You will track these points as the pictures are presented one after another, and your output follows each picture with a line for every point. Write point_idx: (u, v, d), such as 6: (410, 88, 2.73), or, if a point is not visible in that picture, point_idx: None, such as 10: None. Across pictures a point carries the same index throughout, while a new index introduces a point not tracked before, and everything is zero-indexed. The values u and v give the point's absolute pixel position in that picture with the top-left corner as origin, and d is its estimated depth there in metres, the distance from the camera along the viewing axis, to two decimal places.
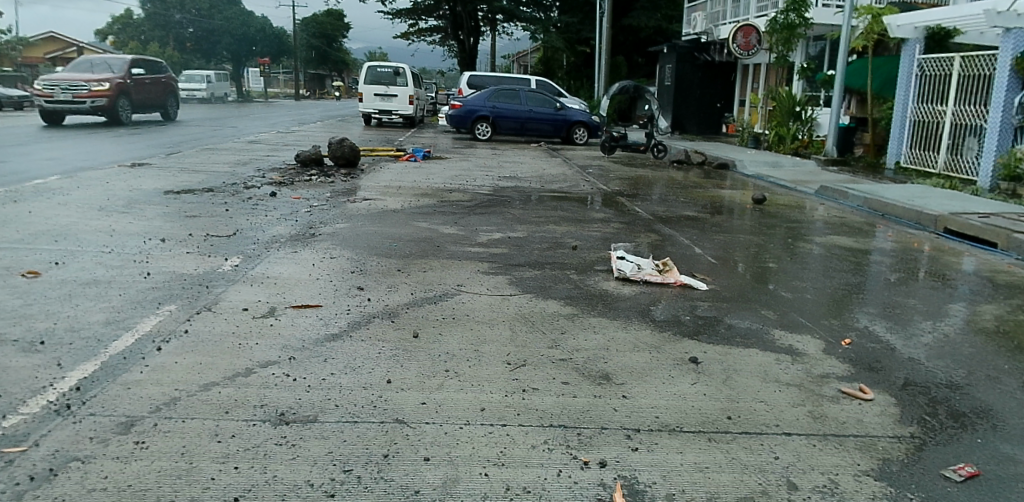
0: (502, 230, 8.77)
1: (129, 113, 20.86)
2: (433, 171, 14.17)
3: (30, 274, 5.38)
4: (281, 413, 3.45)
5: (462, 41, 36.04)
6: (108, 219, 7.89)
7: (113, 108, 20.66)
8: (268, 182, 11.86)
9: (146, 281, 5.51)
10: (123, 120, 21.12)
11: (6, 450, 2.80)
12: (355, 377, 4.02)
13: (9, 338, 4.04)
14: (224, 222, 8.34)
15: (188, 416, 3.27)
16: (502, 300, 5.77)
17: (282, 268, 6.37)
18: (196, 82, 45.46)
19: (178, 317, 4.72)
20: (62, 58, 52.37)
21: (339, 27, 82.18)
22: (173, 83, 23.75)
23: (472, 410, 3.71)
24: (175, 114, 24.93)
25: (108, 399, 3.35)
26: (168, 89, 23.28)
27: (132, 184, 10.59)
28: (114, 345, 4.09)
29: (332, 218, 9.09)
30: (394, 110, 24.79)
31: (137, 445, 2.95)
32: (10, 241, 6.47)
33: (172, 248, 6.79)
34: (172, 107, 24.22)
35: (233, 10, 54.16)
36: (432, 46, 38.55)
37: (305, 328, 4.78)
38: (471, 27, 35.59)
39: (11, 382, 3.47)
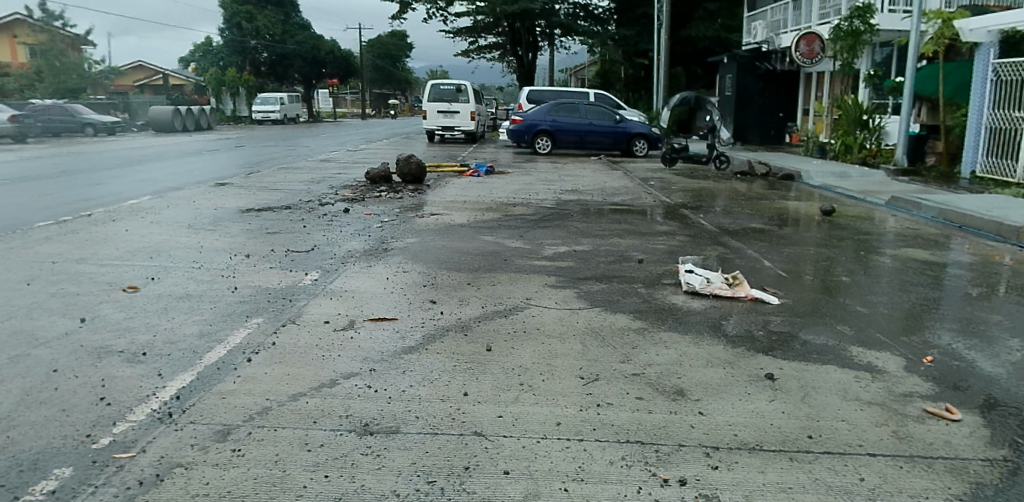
0: (567, 244, 8.77)
1: None
2: (495, 186, 14.29)
3: (130, 289, 5.70)
4: (366, 423, 3.53)
5: (521, 57, 36.42)
6: (196, 237, 8.27)
7: None
8: (341, 199, 12.21)
9: (234, 295, 5.75)
10: None
11: (116, 456, 2.95)
12: (431, 389, 4.08)
13: (115, 349, 4.28)
14: (302, 238, 8.64)
15: (280, 425, 3.39)
16: (571, 314, 5.77)
17: (359, 283, 6.55)
18: (270, 104, 47.03)
19: (265, 329, 4.91)
20: (150, 86, 55.56)
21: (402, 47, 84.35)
22: None
23: (547, 424, 3.72)
24: None
25: (206, 409, 3.51)
26: None
27: (216, 203, 11.09)
28: (208, 356, 4.28)
29: (402, 233, 9.29)
30: (456, 126, 25.11)
31: (234, 453, 3.07)
32: (109, 259, 6.85)
33: (256, 263, 7.09)
34: None
35: (304, 34, 56.33)
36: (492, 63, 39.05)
37: (381, 340, 4.89)
38: (528, 42, 35.80)
39: (118, 390, 3.67)
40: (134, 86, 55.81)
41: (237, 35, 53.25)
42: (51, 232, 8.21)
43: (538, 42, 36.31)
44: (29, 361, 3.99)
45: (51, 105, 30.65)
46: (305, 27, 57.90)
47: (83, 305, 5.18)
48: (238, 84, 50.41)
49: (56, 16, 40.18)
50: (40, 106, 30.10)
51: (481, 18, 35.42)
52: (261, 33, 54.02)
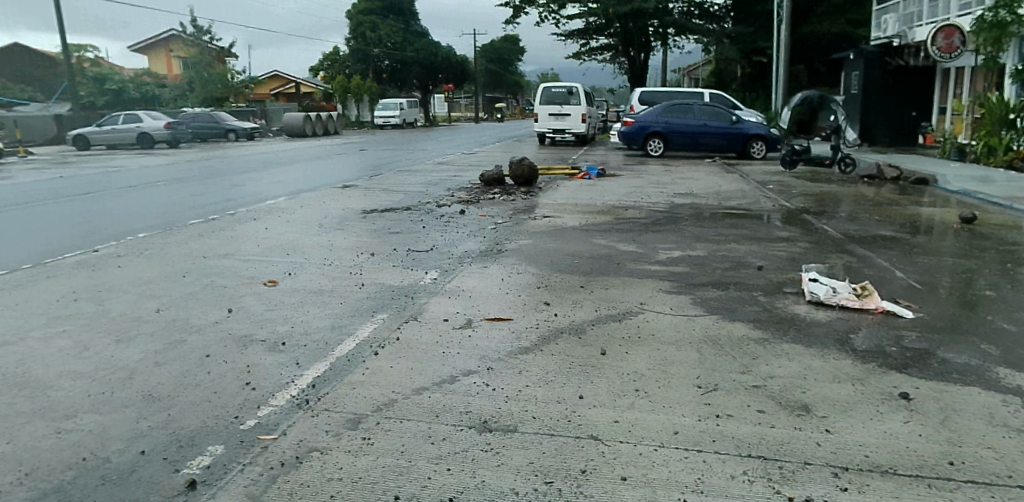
0: (681, 248, 8.57)
1: None
2: (606, 188, 14.19)
3: (270, 283, 6.12)
4: (485, 420, 3.61)
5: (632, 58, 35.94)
6: (326, 236, 8.74)
7: None
8: (456, 201, 12.53)
9: (361, 291, 6.06)
10: None
11: (260, 437, 3.18)
12: (547, 390, 4.10)
13: (258, 338, 4.62)
14: (421, 238, 8.96)
15: (405, 417, 3.53)
16: (687, 321, 5.63)
17: (477, 282, 6.70)
18: (391, 110, 49.09)
19: (390, 325, 5.13)
20: (283, 94, 59.45)
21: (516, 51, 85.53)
22: None
23: (665, 432, 3.65)
24: None
25: (338, 397, 3.71)
26: None
27: (343, 203, 11.71)
28: (339, 348, 4.53)
29: (515, 234, 9.41)
30: (567, 128, 25.13)
31: (365, 441, 3.23)
32: (251, 255, 7.37)
33: (381, 261, 7.41)
34: None
35: (423, 41, 58.21)
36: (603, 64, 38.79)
37: (498, 339, 4.98)
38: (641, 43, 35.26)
39: (262, 376, 3.95)
40: (270, 94, 59.86)
41: (362, 44, 55.99)
42: (202, 229, 8.96)
43: (651, 43, 35.69)
44: (185, 346, 4.37)
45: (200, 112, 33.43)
46: (424, 35, 59.86)
47: (230, 297, 5.62)
48: (362, 91, 52.93)
49: (204, 31, 43.74)
50: (191, 114, 32.89)
51: (593, 20, 35.16)
52: (384, 42, 56.37)
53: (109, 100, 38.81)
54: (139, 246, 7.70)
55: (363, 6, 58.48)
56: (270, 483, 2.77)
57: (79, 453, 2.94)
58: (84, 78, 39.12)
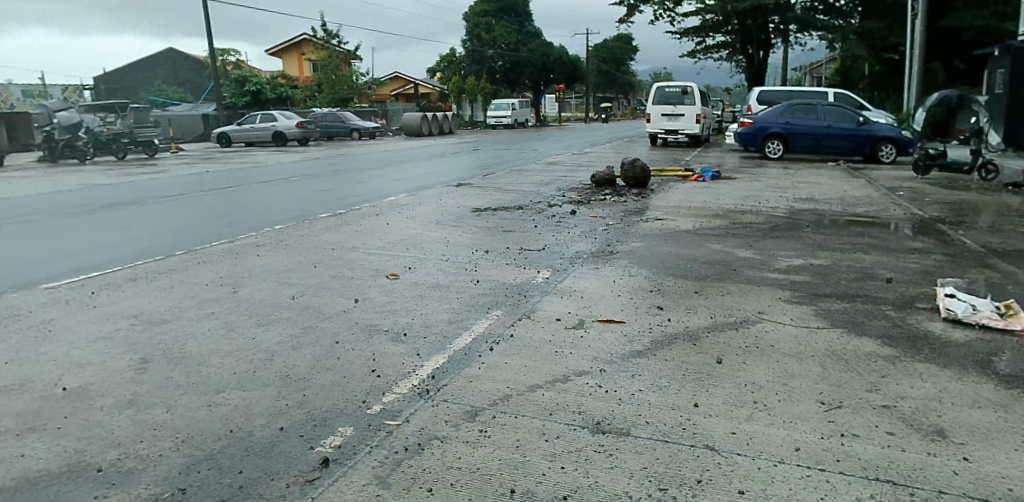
0: (802, 256, 8.19)
1: None
2: (721, 191, 13.75)
3: (392, 276, 6.40)
4: (598, 422, 3.62)
5: (751, 56, 34.47)
6: (442, 232, 9.03)
7: None
8: (568, 201, 12.56)
9: (477, 287, 6.23)
10: None
11: (386, 422, 3.34)
12: (662, 396, 4.05)
13: (382, 327, 4.86)
14: (534, 237, 9.06)
15: (520, 413, 3.60)
16: (810, 333, 5.38)
17: (589, 283, 6.70)
18: (503, 110, 49.79)
19: (504, 322, 5.24)
20: (403, 95, 61.78)
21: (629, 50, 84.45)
22: None
23: (785, 448, 3.51)
24: None
25: (456, 390, 3.83)
26: None
27: (459, 202, 12.01)
28: (457, 342, 4.68)
29: (627, 236, 9.32)
30: (681, 129, 24.54)
31: (481, 432, 3.33)
32: (375, 248, 7.73)
33: (495, 259, 7.56)
34: None
35: (536, 42, 58.55)
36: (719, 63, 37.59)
37: (611, 342, 4.96)
38: (760, 40, 33.83)
39: (386, 365, 4.15)
40: (391, 95, 62.36)
41: (478, 46, 57.22)
42: (331, 222, 9.48)
43: (771, 40, 34.06)
44: (318, 332, 4.66)
45: (328, 112, 35.26)
46: (538, 35, 60.22)
47: (356, 288, 5.93)
48: (476, 92, 53.96)
49: (332, 35, 46.10)
50: (320, 113, 34.75)
51: (710, 17, 34.09)
52: (498, 42, 57.14)
53: (248, 100, 41.80)
54: (277, 237, 8.25)
55: (479, 8, 59.51)
56: (395, 466, 2.91)
57: (227, 425, 3.20)
58: (228, 80, 42.33)
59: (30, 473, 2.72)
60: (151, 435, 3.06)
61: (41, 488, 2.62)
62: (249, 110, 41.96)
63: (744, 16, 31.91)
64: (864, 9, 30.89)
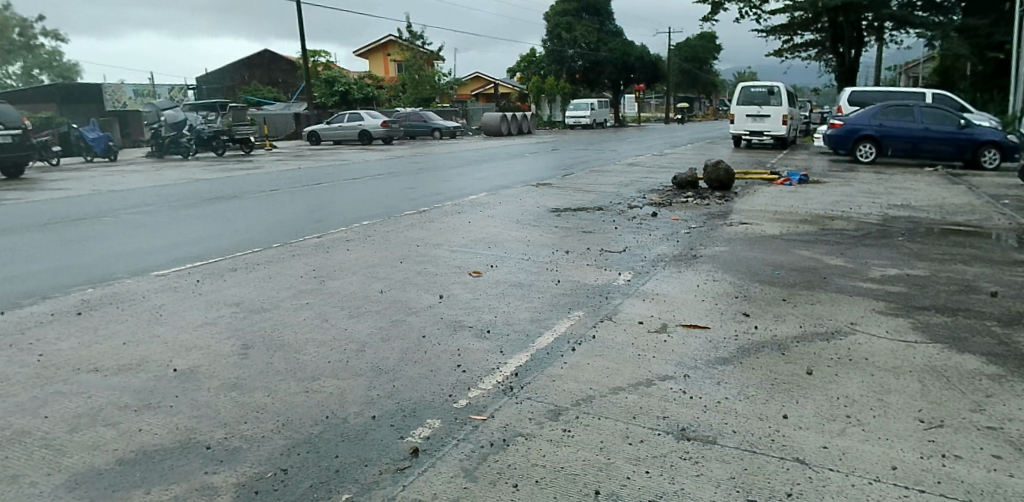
0: (897, 266, 7.79)
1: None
2: (809, 196, 13.25)
3: (475, 274, 6.49)
4: (683, 428, 3.56)
5: (841, 54, 32.89)
6: (523, 232, 9.07)
7: None
8: (648, 203, 12.39)
9: (558, 287, 6.24)
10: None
11: (471, 416, 3.40)
12: (749, 405, 3.95)
13: (466, 324, 4.94)
14: (614, 239, 8.97)
15: (604, 414, 3.59)
16: (907, 347, 5.11)
17: (671, 287, 6.59)
18: (582, 110, 49.63)
19: (586, 322, 5.22)
20: (484, 94, 62.44)
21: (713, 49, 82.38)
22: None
23: (881, 465, 3.35)
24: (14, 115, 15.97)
25: (538, 388, 3.85)
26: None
27: (538, 201, 12.03)
28: (539, 341, 4.70)
29: (711, 240, 9.11)
30: (766, 131, 23.74)
31: (565, 432, 3.33)
32: (458, 246, 7.86)
33: (575, 259, 7.55)
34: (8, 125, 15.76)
35: (617, 41, 57.94)
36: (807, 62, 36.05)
37: (695, 347, 4.87)
38: (851, 38, 32.13)
39: (471, 360, 4.22)
40: (471, 94, 63.14)
41: (558, 45, 57.11)
42: (414, 219, 9.69)
43: (863, 38, 32.19)
44: (406, 325, 4.79)
45: (411, 112, 36.04)
46: (620, 35, 59.55)
47: (441, 284, 6.05)
48: (556, 92, 53.88)
49: (416, 36, 47.01)
50: (403, 113, 35.54)
51: (799, 14, 32.74)
52: (579, 42, 56.80)
53: (337, 100, 43.22)
54: (365, 232, 8.52)
55: (560, 7, 59.31)
56: (481, 460, 2.96)
57: (323, 411, 3.34)
58: (318, 81, 43.87)
59: (147, 447, 2.93)
60: (254, 417, 3.23)
61: (157, 462, 2.81)
62: (337, 110, 43.36)
63: (836, 13, 30.55)
64: (969, 4, 28.98)
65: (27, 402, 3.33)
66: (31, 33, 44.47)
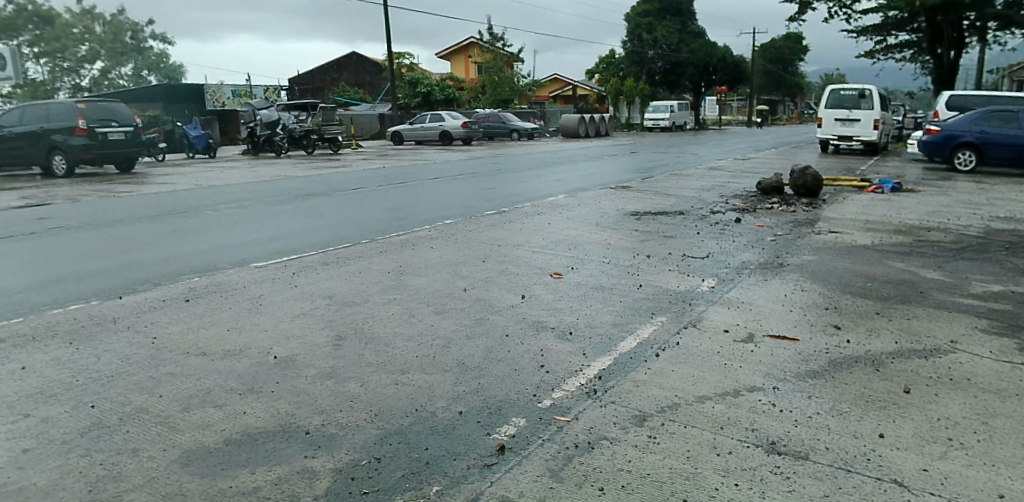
0: (1002, 282, 7.30)
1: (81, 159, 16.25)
2: (903, 205, 12.60)
3: (556, 275, 6.50)
4: (773, 442, 3.45)
5: (939, 55, 30.58)
6: (602, 235, 9.03)
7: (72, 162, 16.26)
8: (732, 208, 12.08)
9: (640, 292, 6.17)
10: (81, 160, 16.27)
11: (556, 417, 3.41)
12: (842, 421, 3.80)
13: (548, 325, 4.96)
14: (697, 244, 8.80)
15: (690, 423, 3.53)
16: (1014, 369, 4.78)
17: (757, 295, 6.41)
18: (661, 112, 48.91)
19: (670, 328, 5.15)
20: (562, 96, 62.40)
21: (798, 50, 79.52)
22: (101, 111, 16.53)
23: (987, 494, 3.15)
24: (126, 108, 17.03)
25: (622, 393, 3.83)
26: (105, 119, 16.57)
27: (618, 205, 11.93)
28: (621, 345, 4.66)
29: (798, 248, 8.81)
30: (855, 136, 22.70)
31: (651, 438, 3.30)
32: (539, 247, 7.90)
33: (657, 264, 7.45)
34: (120, 121, 16.84)
35: (699, 42, 56.65)
36: (901, 63, 34.26)
37: (784, 359, 4.71)
38: (951, 39, 29.89)
39: (553, 361, 4.23)
40: (549, 96, 63.20)
41: (638, 46, 56.39)
42: (495, 220, 9.77)
43: (964, 38, 30.02)
44: (489, 324, 4.85)
45: (490, 113, 36.44)
46: (702, 36, 58.25)
47: (523, 284, 6.10)
48: (635, 94, 53.22)
49: (497, 38, 47.44)
50: (483, 114, 35.94)
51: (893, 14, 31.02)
52: (659, 43, 55.90)
53: (420, 101, 44.14)
54: (447, 231, 8.67)
55: (641, 8, 58.52)
56: (567, 461, 2.97)
57: (413, 404, 3.42)
58: (402, 82, 45.01)
59: (252, 428, 3.08)
60: (348, 406, 3.35)
61: (262, 443, 2.96)
62: (420, 110, 44.37)
63: (934, 12, 28.74)
64: None
65: (145, 381, 3.57)
66: (141, 35, 48.09)
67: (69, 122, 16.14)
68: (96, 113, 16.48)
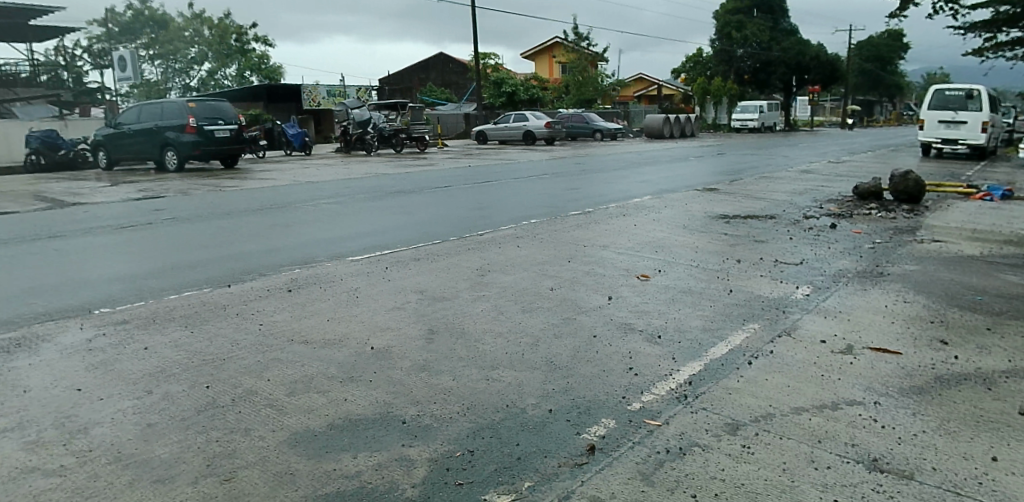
0: None
1: (190, 155, 17.23)
2: (1015, 214, 11.75)
3: (643, 277, 6.43)
4: (875, 458, 3.27)
5: None
6: (689, 237, 8.86)
7: (181, 158, 17.27)
8: (826, 213, 11.60)
9: (731, 297, 6.02)
10: (190, 156, 17.25)
11: (646, 421, 3.38)
12: (953, 440, 3.54)
13: (636, 327, 4.91)
14: (789, 250, 8.50)
15: (786, 435, 3.41)
16: None
17: (855, 305, 6.13)
18: (750, 113, 47.45)
19: (763, 336, 4.99)
20: (646, 95, 61.53)
21: (898, 47, 75.35)
22: (210, 110, 17.55)
23: None
24: (232, 109, 18.00)
25: (715, 400, 3.75)
26: (213, 118, 17.56)
27: (706, 207, 11.66)
28: (712, 351, 4.57)
29: (900, 257, 8.36)
30: (961, 139, 21.27)
31: (744, 448, 3.21)
32: (625, 248, 7.82)
33: (748, 269, 7.24)
34: (226, 120, 17.81)
35: (791, 39, 54.42)
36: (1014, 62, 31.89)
37: (886, 373, 4.47)
38: None
39: (642, 364, 4.20)
40: (633, 95, 62.42)
41: (726, 44, 54.82)
42: (580, 220, 9.74)
43: None
44: (577, 324, 4.85)
45: (573, 113, 36.46)
46: (795, 34, 56.03)
47: (610, 285, 6.06)
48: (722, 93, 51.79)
49: (581, 37, 47.12)
50: (565, 115, 36.10)
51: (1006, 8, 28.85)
52: (749, 41, 54.16)
53: (504, 101, 44.53)
54: (533, 230, 8.71)
55: (730, 5, 56.80)
56: (658, 466, 2.93)
57: (504, 400, 3.47)
58: (487, 82, 45.49)
59: (353, 415, 3.20)
60: (441, 398, 3.43)
61: (361, 429, 3.07)
62: (504, 110, 44.70)
63: None
64: None
65: (253, 365, 3.77)
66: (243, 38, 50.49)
67: (180, 121, 17.18)
68: (205, 112, 17.48)
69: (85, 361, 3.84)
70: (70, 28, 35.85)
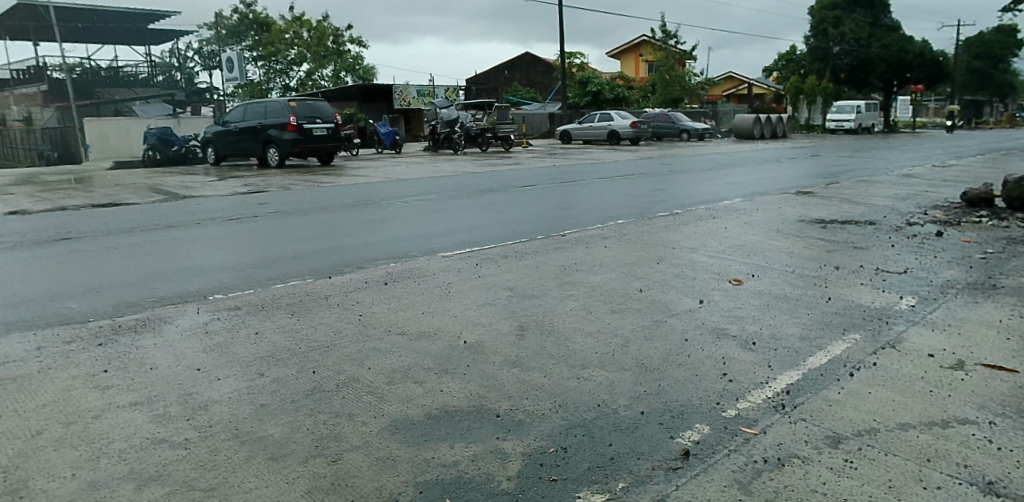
0: None
1: (289, 153, 18.02)
2: None
3: (735, 282, 6.27)
4: (991, 481, 3.04)
5: None
6: (782, 241, 8.59)
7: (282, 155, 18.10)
8: (931, 220, 10.96)
9: (829, 305, 5.79)
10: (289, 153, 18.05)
11: (742, 429, 3.30)
12: None
13: (730, 333, 4.78)
14: (890, 258, 8.08)
15: (891, 451, 3.25)
16: None
17: (965, 318, 5.77)
18: (847, 113, 45.34)
19: (865, 348, 4.77)
20: (736, 94, 59.83)
21: (1012, 43, 70.23)
22: (308, 110, 18.25)
23: None
24: (328, 107, 18.65)
25: (814, 411, 3.62)
26: (311, 117, 18.25)
27: (800, 211, 11.23)
28: (811, 360, 4.41)
29: (1014, 268, 7.80)
30: None
31: (847, 463, 3.08)
32: (716, 251, 7.65)
33: (847, 277, 6.94)
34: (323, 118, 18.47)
35: (893, 35, 51.56)
36: None
37: (1003, 390, 4.16)
38: None
39: (738, 370, 4.10)
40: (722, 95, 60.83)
41: (822, 42, 52.54)
42: (667, 221, 9.59)
43: None
44: (667, 327, 4.78)
45: (659, 113, 35.87)
46: (897, 30, 53.08)
47: (700, 288, 5.94)
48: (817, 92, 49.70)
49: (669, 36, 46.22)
50: (651, 114, 35.56)
51: None
52: (847, 38, 51.72)
53: (589, 100, 44.38)
54: (620, 231, 8.65)
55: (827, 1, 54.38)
56: (755, 476, 2.85)
57: (595, 399, 3.46)
58: (573, 81, 45.45)
59: (449, 406, 3.28)
60: (534, 394, 3.47)
61: (457, 420, 3.14)
62: (589, 110, 44.54)
63: None
64: None
65: (354, 353, 3.92)
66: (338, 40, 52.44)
67: (282, 120, 18.00)
68: (304, 112, 18.18)
69: (203, 342, 4.11)
70: (182, 32, 38.20)
